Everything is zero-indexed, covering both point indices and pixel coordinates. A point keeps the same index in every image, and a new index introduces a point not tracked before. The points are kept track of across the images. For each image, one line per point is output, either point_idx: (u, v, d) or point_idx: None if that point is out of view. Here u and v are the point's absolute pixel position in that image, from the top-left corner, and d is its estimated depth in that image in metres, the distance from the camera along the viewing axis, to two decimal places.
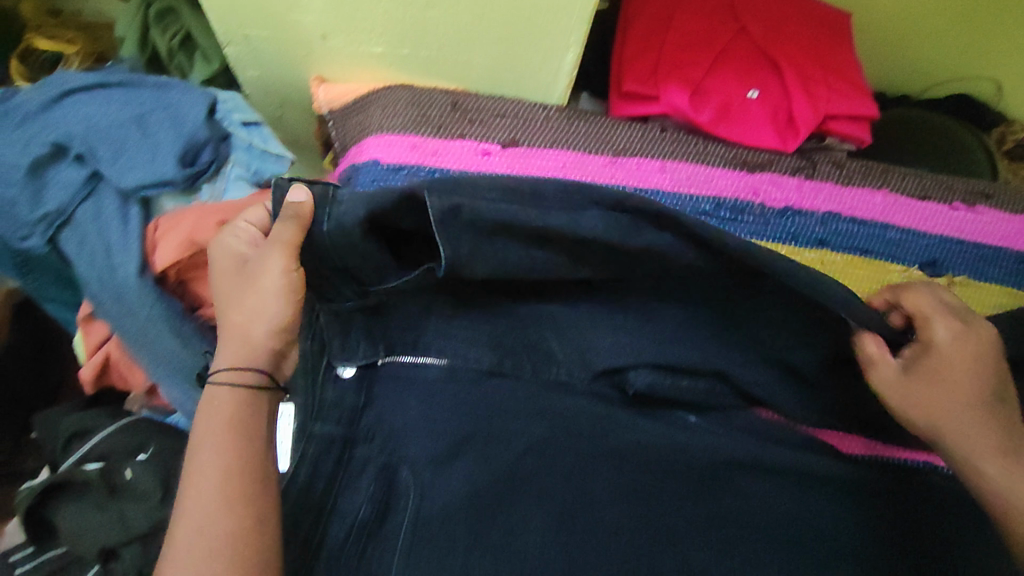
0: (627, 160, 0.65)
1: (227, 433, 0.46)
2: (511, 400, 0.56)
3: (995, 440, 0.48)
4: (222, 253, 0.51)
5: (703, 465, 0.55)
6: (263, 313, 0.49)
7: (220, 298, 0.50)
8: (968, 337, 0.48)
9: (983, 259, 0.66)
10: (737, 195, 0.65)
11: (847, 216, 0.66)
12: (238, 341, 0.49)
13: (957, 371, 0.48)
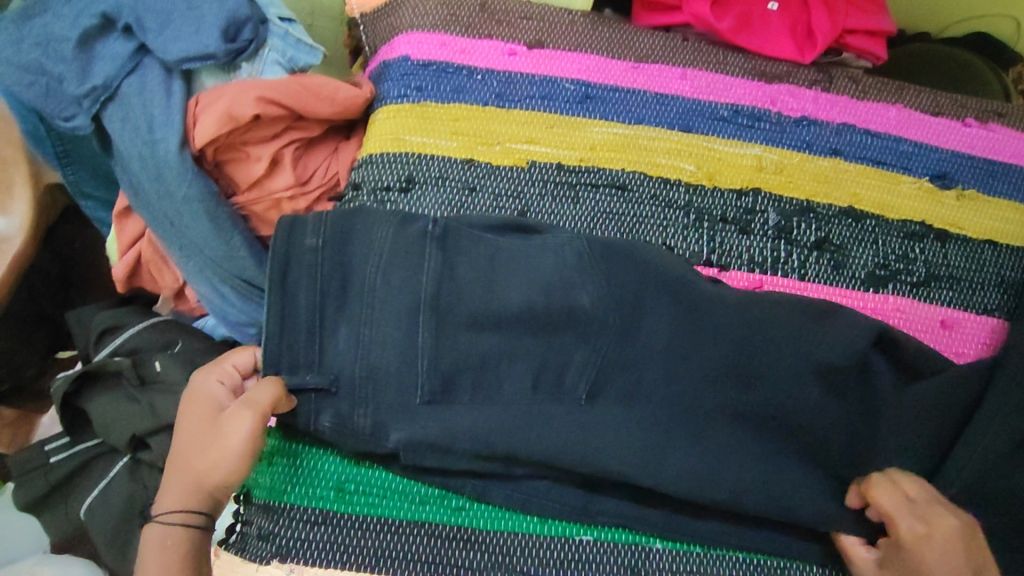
0: (649, 66, 0.68)
1: (167, 558, 0.47)
2: None
3: None
4: (192, 409, 0.51)
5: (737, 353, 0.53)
6: (208, 479, 0.48)
7: (178, 435, 0.51)
8: (935, 540, 0.46)
9: (994, 174, 0.69)
10: (754, 102, 0.68)
11: (861, 128, 0.69)
12: (186, 480, 0.48)
13: (931, 565, 0.45)
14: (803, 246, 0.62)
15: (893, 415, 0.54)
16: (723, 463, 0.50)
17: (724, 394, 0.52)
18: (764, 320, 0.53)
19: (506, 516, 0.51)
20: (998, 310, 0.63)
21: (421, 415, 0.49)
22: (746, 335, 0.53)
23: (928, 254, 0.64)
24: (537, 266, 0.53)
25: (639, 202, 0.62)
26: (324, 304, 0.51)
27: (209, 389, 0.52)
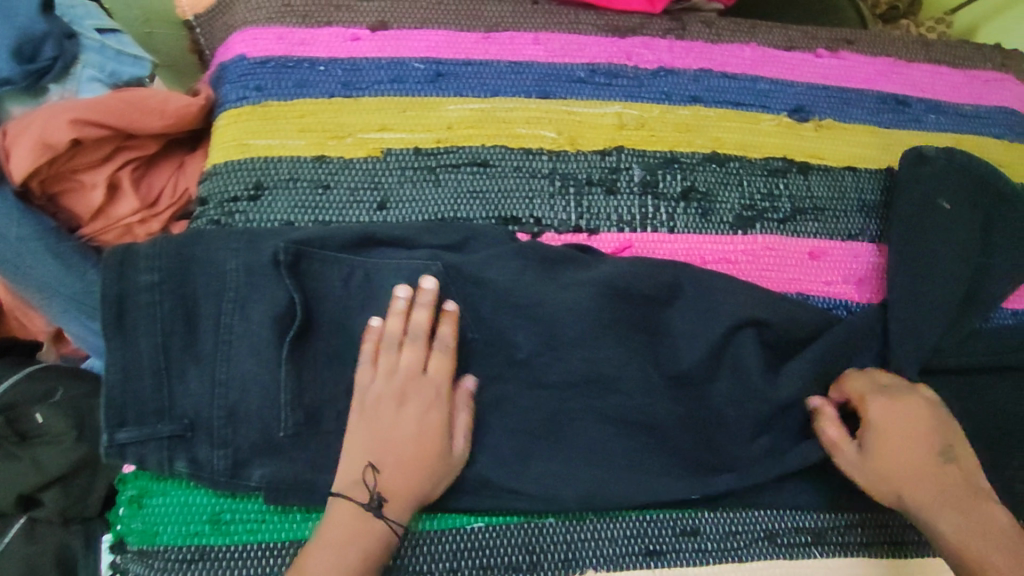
0: (501, 35, 0.66)
1: (358, 547, 0.45)
2: (393, 278, 0.52)
3: (949, 495, 0.49)
4: (410, 405, 0.49)
5: (610, 314, 0.54)
6: (420, 490, 0.47)
7: (373, 426, 0.48)
8: (897, 412, 0.52)
9: (847, 102, 0.70)
10: (610, 60, 0.67)
11: (718, 72, 0.69)
12: (399, 483, 0.47)
13: (898, 438, 0.51)
14: (669, 198, 0.63)
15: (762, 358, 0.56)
16: (598, 441, 0.53)
17: (598, 360, 0.53)
18: (631, 287, 0.55)
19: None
20: (862, 234, 0.66)
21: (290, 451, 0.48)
22: (612, 309, 0.54)
23: (792, 188, 0.66)
24: (393, 278, 0.53)
25: (503, 176, 0.61)
26: (169, 342, 0.48)
27: (417, 385, 0.50)
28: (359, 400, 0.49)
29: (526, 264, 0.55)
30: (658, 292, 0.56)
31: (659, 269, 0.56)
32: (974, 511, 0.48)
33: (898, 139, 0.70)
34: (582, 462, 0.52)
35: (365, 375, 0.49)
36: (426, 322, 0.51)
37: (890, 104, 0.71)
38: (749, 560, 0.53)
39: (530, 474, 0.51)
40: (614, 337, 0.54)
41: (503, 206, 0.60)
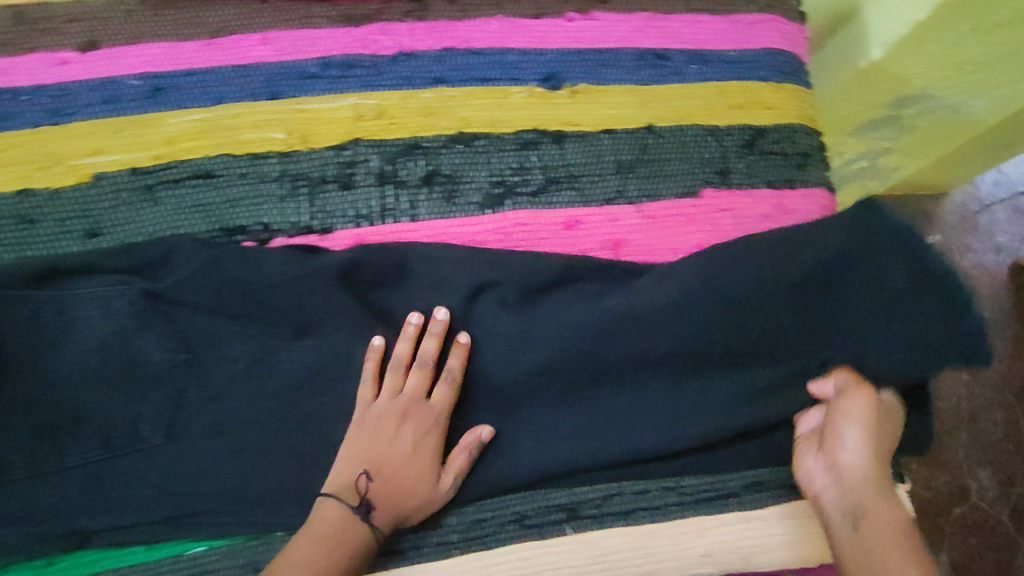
0: (224, 40, 0.63)
1: (335, 538, 0.49)
2: (86, 311, 0.52)
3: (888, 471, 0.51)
4: (407, 425, 0.53)
5: (320, 317, 0.54)
6: (404, 506, 0.52)
7: (370, 438, 0.52)
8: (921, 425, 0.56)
9: (603, 63, 0.68)
10: (344, 51, 0.65)
11: (462, 49, 0.67)
12: (388, 493, 0.51)
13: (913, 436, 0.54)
14: (410, 185, 0.62)
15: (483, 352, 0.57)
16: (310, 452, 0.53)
17: (327, 349, 0.54)
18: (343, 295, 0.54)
19: (104, 556, 0.52)
20: (619, 196, 0.65)
21: None
22: (321, 316, 0.54)
23: (544, 159, 0.64)
24: (85, 314, 0.52)
25: (228, 186, 0.59)
26: None
27: (414, 415, 0.53)
28: (359, 411, 0.53)
29: (228, 278, 0.53)
30: (370, 296, 0.56)
31: (379, 260, 0.56)
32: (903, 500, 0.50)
33: (658, 95, 0.68)
34: (301, 468, 0.52)
35: (368, 392, 0.53)
36: (434, 352, 0.54)
37: (648, 60, 0.69)
38: (495, 546, 0.55)
39: (247, 487, 0.51)
40: (334, 328, 0.55)
41: (228, 213, 0.59)
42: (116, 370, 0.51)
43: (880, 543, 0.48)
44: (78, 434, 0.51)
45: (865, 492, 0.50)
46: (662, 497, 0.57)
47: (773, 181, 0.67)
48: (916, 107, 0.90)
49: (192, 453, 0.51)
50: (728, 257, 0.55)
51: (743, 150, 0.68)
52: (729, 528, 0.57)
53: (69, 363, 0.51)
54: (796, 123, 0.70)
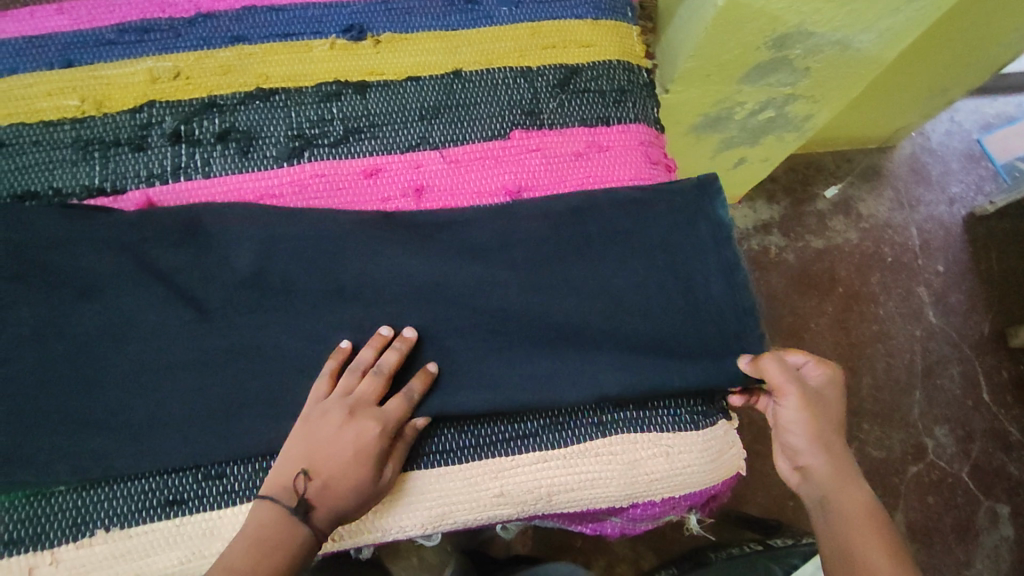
0: (20, 12, 0.65)
1: (269, 547, 0.49)
2: None
3: (852, 473, 0.58)
4: (352, 427, 0.51)
5: (73, 281, 0.54)
6: (346, 503, 0.51)
7: (316, 435, 0.51)
8: (829, 382, 0.60)
9: (409, 13, 0.67)
10: (140, 16, 0.65)
11: (264, 7, 0.66)
12: (326, 495, 0.51)
13: (829, 395, 0.60)
14: (204, 144, 0.61)
15: (259, 314, 0.55)
16: (70, 416, 0.52)
17: (113, 310, 0.54)
18: (109, 260, 0.54)
19: None
20: (423, 142, 0.63)
21: None
22: (84, 280, 0.54)
23: (345, 110, 0.63)
24: None
25: (21, 153, 0.60)
26: None
27: (359, 413, 0.52)
28: (311, 406, 0.53)
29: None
30: (132, 259, 0.55)
31: (169, 214, 0.56)
32: (852, 475, 0.58)
33: (466, 40, 0.67)
34: (72, 432, 0.51)
35: (323, 387, 0.53)
36: (392, 362, 0.54)
37: (457, 5, 0.68)
38: None
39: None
40: (119, 288, 0.54)
41: (17, 180, 0.59)
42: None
43: (853, 529, 0.56)
44: None
45: (837, 487, 0.58)
46: (456, 441, 0.56)
47: (586, 119, 0.65)
48: (802, 47, 0.90)
49: None
50: (497, 222, 0.59)
51: (555, 90, 0.66)
52: (528, 469, 0.55)
53: None
54: (615, 59, 0.68)
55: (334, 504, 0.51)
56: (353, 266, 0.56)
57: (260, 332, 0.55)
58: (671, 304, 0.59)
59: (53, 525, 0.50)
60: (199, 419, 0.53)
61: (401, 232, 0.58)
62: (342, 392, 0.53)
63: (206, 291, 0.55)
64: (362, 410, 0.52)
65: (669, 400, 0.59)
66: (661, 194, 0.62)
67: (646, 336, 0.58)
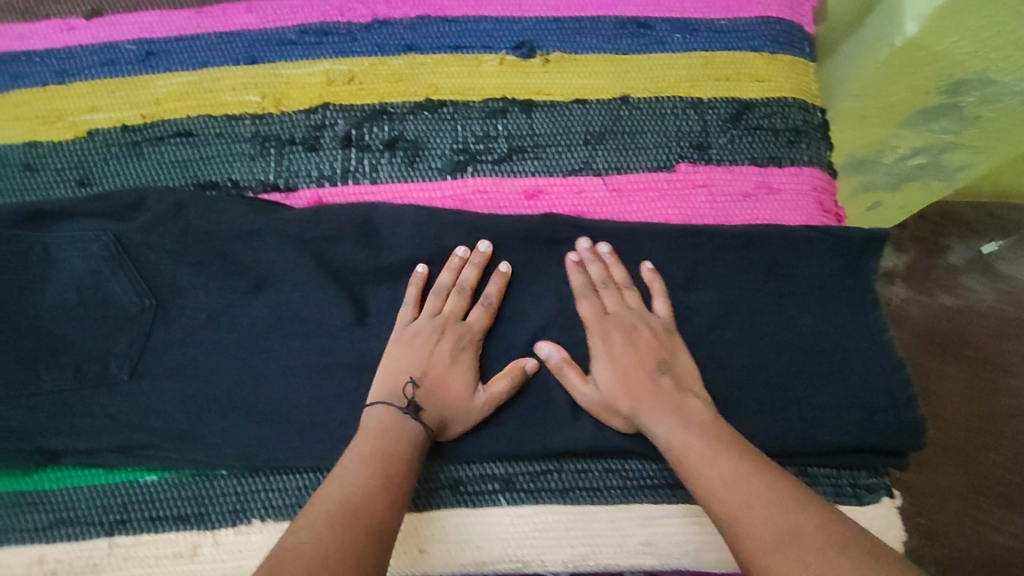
0: (212, 9, 0.67)
1: (395, 436, 0.49)
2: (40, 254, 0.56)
3: (655, 402, 0.51)
4: (444, 341, 0.54)
5: (253, 275, 0.56)
6: (454, 405, 0.52)
7: (410, 349, 0.54)
8: (629, 310, 0.55)
9: (580, 32, 0.66)
10: (321, 19, 0.67)
11: (437, 17, 0.67)
12: (433, 398, 0.52)
13: (617, 325, 0.55)
14: (373, 150, 0.62)
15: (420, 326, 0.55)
16: (237, 407, 0.53)
17: (283, 304, 0.56)
18: (287, 258, 0.57)
19: (44, 478, 0.53)
20: (586, 167, 0.62)
21: None
22: (265, 277, 0.57)
23: (510, 128, 0.63)
24: (62, 259, 0.56)
25: (205, 144, 0.63)
26: None
27: (448, 325, 0.55)
28: (400, 329, 0.55)
29: (183, 237, 0.57)
30: (313, 259, 0.57)
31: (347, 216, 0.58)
32: (642, 402, 0.52)
33: (636, 65, 0.65)
34: (238, 418, 0.53)
35: (408, 313, 0.55)
36: (473, 279, 0.56)
37: (629, 29, 0.66)
38: (428, 508, 0.53)
39: (180, 435, 0.53)
40: (291, 283, 0.56)
41: (200, 170, 0.62)
42: (91, 306, 0.56)
43: (689, 455, 0.48)
44: (53, 362, 0.54)
45: (653, 413, 0.51)
46: (604, 479, 0.54)
47: (757, 157, 0.62)
48: (977, 95, 0.81)
49: (132, 400, 0.54)
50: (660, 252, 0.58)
51: (726, 125, 0.63)
52: (677, 519, 0.52)
53: (41, 300, 0.55)
54: (790, 97, 0.64)
55: (436, 405, 0.52)
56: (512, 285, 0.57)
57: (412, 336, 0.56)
58: (828, 360, 0.55)
59: (212, 509, 0.52)
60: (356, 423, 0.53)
61: (560, 254, 0.58)
62: (431, 309, 0.55)
63: (372, 294, 0.57)
64: (445, 321, 0.55)
65: (830, 467, 0.55)
66: (840, 242, 0.57)
67: (797, 382, 0.55)
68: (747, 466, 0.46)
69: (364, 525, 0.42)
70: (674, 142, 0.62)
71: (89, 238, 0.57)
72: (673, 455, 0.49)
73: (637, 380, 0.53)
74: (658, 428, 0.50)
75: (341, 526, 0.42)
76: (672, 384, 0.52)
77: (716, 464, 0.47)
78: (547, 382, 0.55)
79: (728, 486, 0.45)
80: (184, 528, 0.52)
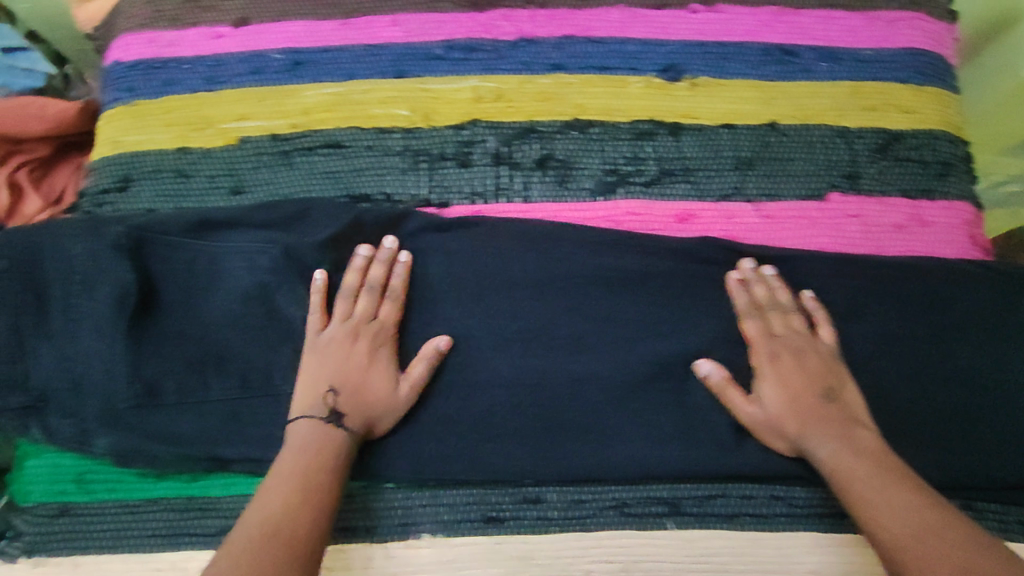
0: (359, 21, 0.67)
1: (315, 449, 0.49)
2: (207, 261, 0.56)
3: (824, 427, 0.51)
4: (364, 343, 0.54)
5: (418, 289, 0.58)
6: (391, 400, 0.53)
7: (323, 357, 0.53)
8: (801, 335, 0.55)
9: (726, 57, 0.66)
10: (468, 35, 0.67)
11: (583, 37, 0.67)
12: (357, 403, 0.52)
13: (787, 349, 0.55)
14: (525, 167, 0.63)
15: (582, 346, 0.57)
16: (407, 417, 0.55)
17: (442, 320, 0.57)
18: (449, 275, 0.58)
19: (216, 484, 0.54)
20: (737, 193, 0.62)
21: (127, 423, 0.52)
22: (428, 292, 0.58)
23: (660, 150, 0.63)
24: (228, 267, 0.56)
25: (356, 155, 0.63)
26: None
27: (357, 327, 0.54)
28: (313, 339, 0.54)
29: (350, 249, 0.58)
30: (480, 274, 0.58)
31: (508, 231, 0.60)
32: (808, 427, 0.52)
33: (783, 92, 0.65)
34: (409, 430, 0.55)
35: (320, 321, 0.54)
36: (380, 277, 0.56)
37: (775, 56, 0.66)
38: (596, 529, 0.53)
39: (352, 444, 0.54)
40: (452, 299, 0.57)
41: (353, 181, 0.62)
42: (255, 315, 0.55)
43: (852, 482, 0.48)
44: (221, 369, 0.54)
45: (818, 438, 0.51)
46: (768, 506, 0.54)
47: (908, 189, 0.62)
48: None
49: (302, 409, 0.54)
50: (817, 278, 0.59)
51: (875, 155, 0.63)
52: (845, 550, 0.52)
53: (207, 308, 0.55)
54: (937, 129, 0.64)
55: (353, 406, 0.52)
56: (671, 308, 0.58)
57: (571, 352, 0.57)
58: (987, 394, 0.56)
59: (382, 522, 0.54)
60: (524, 437, 0.55)
61: (717, 278, 0.59)
62: (343, 313, 0.55)
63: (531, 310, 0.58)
64: (350, 323, 0.54)
65: (991, 502, 0.55)
66: (991, 277, 0.59)
67: (958, 415, 0.55)
68: (918, 498, 0.46)
69: (288, 541, 0.43)
70: (822, 171, 0.63)
71: (255, 247, 0.57)
72: (835, 481, 0.49)
73: (803, 405, 0.53)
74: (822, 453, 0.51)
75: (263, 545, 0.42)
76: (838, 412, 0.52)
77: (882, 493, 0.46)
78: (710, 405, 0.55)
79: (896, 514, 0.45)
80: (358, 538, 0.53)
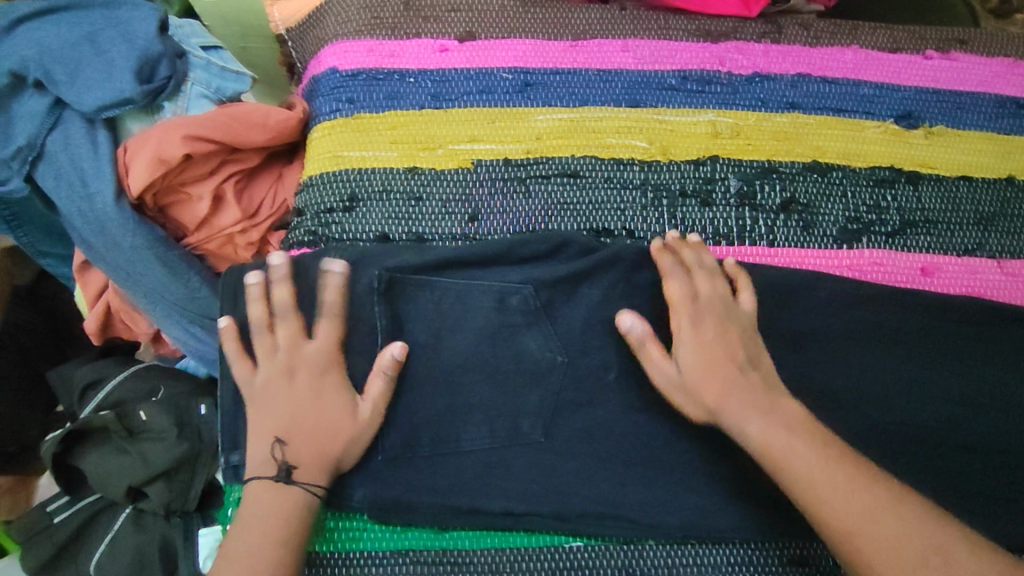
0: (589, 43, 0.65)
1: (275, 520, 0.46)
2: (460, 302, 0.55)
3: (746, 398, 0.49)
4: (298, 378, 0.50)
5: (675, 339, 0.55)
6: (358, 427, 0.50)
7: (275, 398, 0.50)
8: (720, 296, 0.53)
9: (961, 107, 0.65)
10: (702, 66, 0.65)
11: (818, 76, 0.65)
12: (307, 451, 0.49)
13: (706, 313, 0.53)
14: (768, 209, 0.60)
15: (850, 405, 0.54)
16: (669, 476, 0.52)
17: None
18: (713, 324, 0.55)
19: (464, 536, 0.51)
20: (980, 249, 0.61)
21: (384, 476, 0.51)
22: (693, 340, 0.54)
23: (900, 200, 0.62)
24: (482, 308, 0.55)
25: (593, 187, 0.60)
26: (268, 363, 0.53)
27: (279, 364, 0.51)
28: (249, 390, 0.51)
29: (605, 293, 0.56)
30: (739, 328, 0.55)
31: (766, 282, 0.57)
32: (742, 399, 0.49)
33: (1019, 146, 0.65)
34: (673, 487, 0.52)
35: (243, 367, 0.51)
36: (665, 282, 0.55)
37: (1010, 109, 0.66)
38: None
39: (622, 500, 0.51)
40: None
41: (592, 215, 0.59)
42: (507, 362, 0.54)
43: (820, 470, 0.46)
44: (481, 417, 0.52)
45: (745, 419, 0.49)
46: None
47: None
48: None
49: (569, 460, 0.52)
50: None
51: None
52: None
53: (462, 350, 0.54)
54: None
55: (315, 451, 0.49)
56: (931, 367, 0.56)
57: (833, 408, 0.54)
58: None
59: None
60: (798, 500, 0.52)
61: (973, 339, 0.57)
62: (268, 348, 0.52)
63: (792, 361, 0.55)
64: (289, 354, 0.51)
65: None
66: None
67: None
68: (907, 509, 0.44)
69: None
70: None
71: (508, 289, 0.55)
72: (767, 457, 0.47)
73: (728, 375, 0.50)
74: (750, 426, 0.48)
75: None
76: (763, 381, 0.50)
77: (835, 483, 0.45)
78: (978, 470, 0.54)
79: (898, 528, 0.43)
80: None
